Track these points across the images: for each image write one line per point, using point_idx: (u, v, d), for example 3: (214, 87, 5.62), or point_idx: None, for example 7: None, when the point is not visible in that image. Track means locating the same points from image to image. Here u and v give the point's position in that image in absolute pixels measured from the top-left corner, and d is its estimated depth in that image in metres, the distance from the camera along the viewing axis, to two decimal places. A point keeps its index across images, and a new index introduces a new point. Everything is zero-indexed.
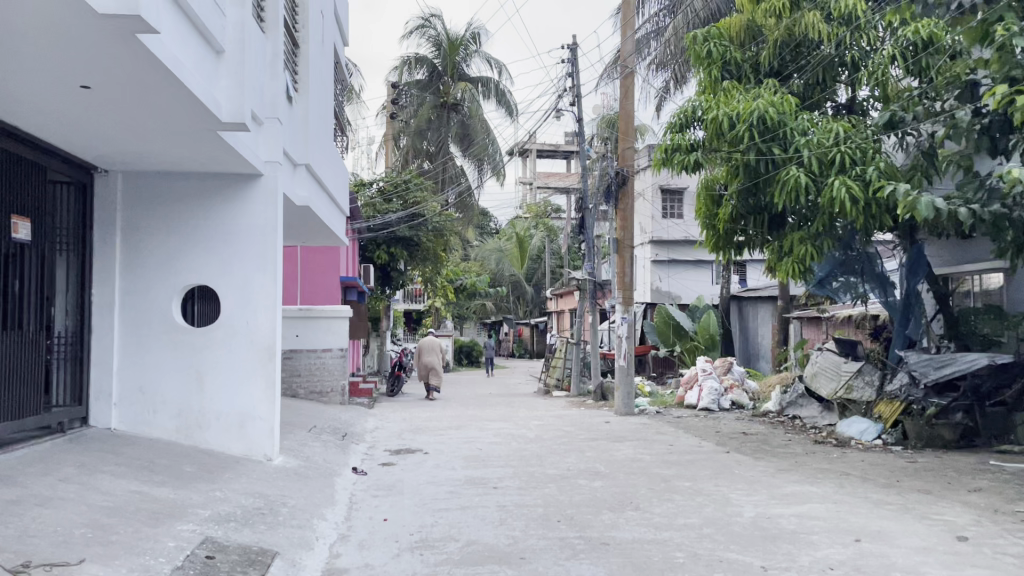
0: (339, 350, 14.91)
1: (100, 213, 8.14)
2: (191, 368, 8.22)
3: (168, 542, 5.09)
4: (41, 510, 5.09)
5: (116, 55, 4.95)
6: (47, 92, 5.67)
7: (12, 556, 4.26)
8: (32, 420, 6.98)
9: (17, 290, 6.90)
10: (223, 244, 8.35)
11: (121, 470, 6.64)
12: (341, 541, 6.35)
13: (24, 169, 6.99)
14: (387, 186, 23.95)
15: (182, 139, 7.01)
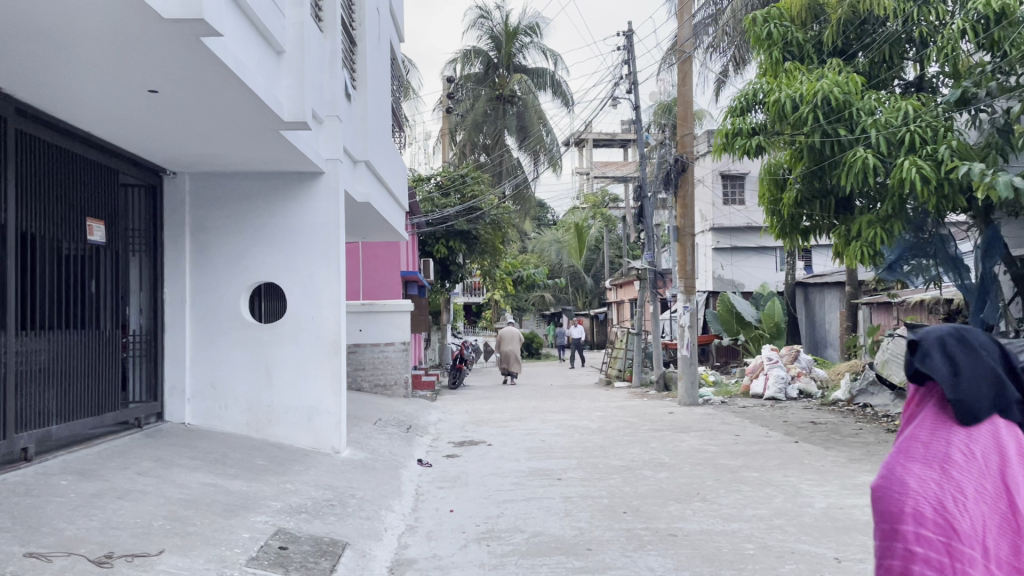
0: (401, 344, 15.07)
1: (170, 215, 8.39)
2: (259, 363, 8.42)
3: (242, 533, 5.21)
4: (122, 503, 5.28)
5: (183, 59, 5.08)
6: (118, 98, 5.86)
7: (96, 547, 4.43)
8: (111, 415, 7.25)
9: (93, 291, 7.16)
10: (287, 241, 8.52)
11: (196, 463, 6.85)
12: (409, 532, 6.42)
13: (98, 174, 7.25)
14: (444, 181, 24.11)
15: (247, 140, 7.16)
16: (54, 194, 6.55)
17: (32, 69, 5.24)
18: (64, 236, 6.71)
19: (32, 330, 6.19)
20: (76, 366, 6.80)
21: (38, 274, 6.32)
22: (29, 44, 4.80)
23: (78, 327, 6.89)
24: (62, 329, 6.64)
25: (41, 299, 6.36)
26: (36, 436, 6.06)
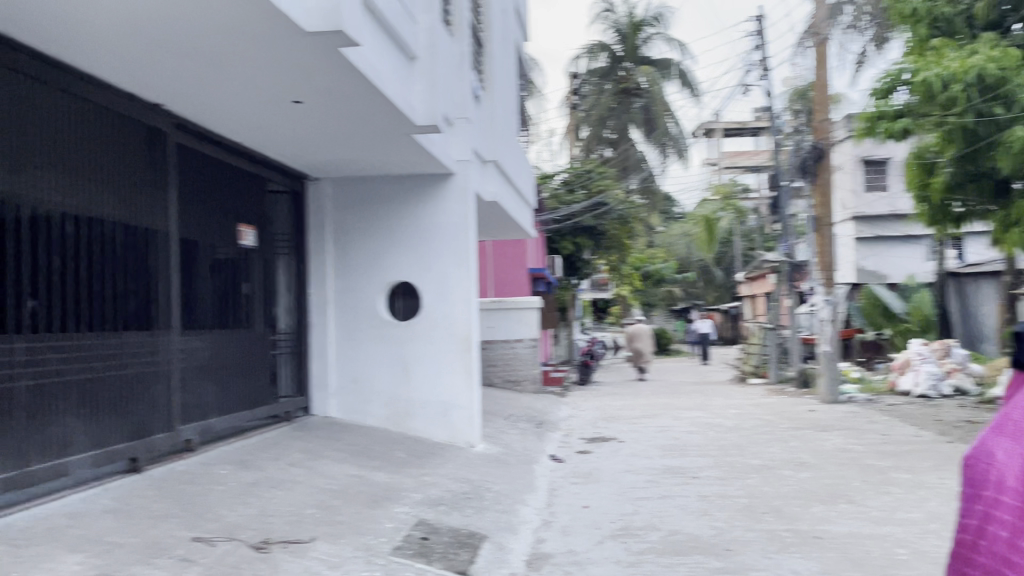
0: (531, 340, 15.21)
1: (313, 218, 8.81)
2: (397, 360, 8.72)
3: (386, 523, 5.43)
4: (276, 492, 5.61)
5: (322, 69, 5.32)
6: (265, 109, 6.21)
7: (255, 533, 4.72)
8: (263, 409, 7.71)
9: (245, 292, 7.62)
10: (421, 242, 8.78)
11: (341, 455, 7.18)
12: (544, 526, 6.48)
13: (248, 182, 7.72)
14: (570, 177, 24.22)
15: (382, 144, 7.43)
16: (210, 203, 7.01)
17: (190, 87, 5.63)
18: (220, 241, 7.19)
19: (193, 330, 6.65)
20: (233, 363, 7.26)
21: (197, 278, 6.78)
22: (188, 64, 5.15)
23: (233, 326, 7.35)
24: (219, 328, 7.10)
25: (201, 300, 6.83)
26: (199, 429, 6.51)
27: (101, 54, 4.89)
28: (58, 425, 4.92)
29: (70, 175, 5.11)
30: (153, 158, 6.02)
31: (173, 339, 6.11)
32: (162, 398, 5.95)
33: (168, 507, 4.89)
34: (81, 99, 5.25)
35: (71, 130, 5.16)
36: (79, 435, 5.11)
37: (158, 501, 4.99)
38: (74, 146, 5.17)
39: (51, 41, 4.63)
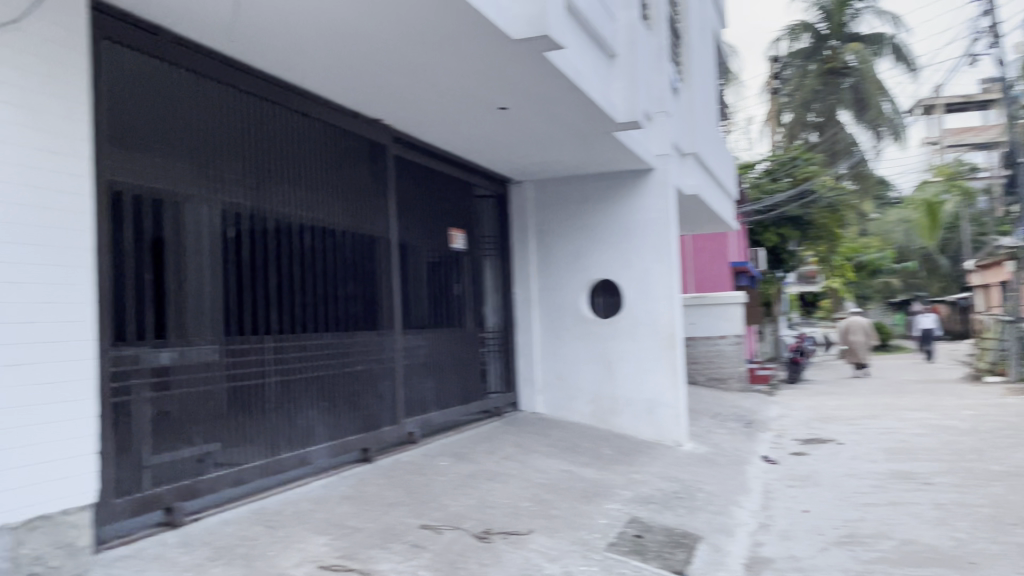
0: (735, 337, 14.74)
1: (516, 220, 9.09)
2: (601, 357, 8.77)
3: (600, 519, 5.48)
4: (493, 484, 5.84)
5: (528, 74, 5.45)
6: (474, 116, 6.46)
7: (477, 523, 4.93)
8: (476, 404, 8.05)
9: (457, 292, 7.99)
10: (621, 239, 8.77)
11: (552, 450, 7.33)
12: (761, 529, 6.25)
13: (457, 187, 8.09)
14: (773, 166, 23.26)
15: (584, 144, 7.49)
16: (424, 209, 7.41)
17: (405, 101, 5.98)
18: (434, 245, 7.59)
19: (412, 329, 7.05)
20: (447, 361, 7.63)
21: (414, 280, 7.18)
22: (405, 80, 5.47)
23: (446, 325, 7.73)
24: (434, 328, 7.48)
25: (417, 302, 7.21)
26: (419, 422, 6.89)
27: (329, 76, 5.31)
28: (301, 417, 5.39)
29: (305, 189, 5.60)
30: (374, 170, 6.46)
31: (395, 339, 6.51)
32: (386, 393, 6.37)
33: (397, 496, 5.23)
34: (313, 119, 5.73)
35: (306, 148, 5.64)
36: (319, 426, 5.57)
37: (388, 490, 5.35)
38: (308, 162, 5.66)
39: (289, 69, 5.09)
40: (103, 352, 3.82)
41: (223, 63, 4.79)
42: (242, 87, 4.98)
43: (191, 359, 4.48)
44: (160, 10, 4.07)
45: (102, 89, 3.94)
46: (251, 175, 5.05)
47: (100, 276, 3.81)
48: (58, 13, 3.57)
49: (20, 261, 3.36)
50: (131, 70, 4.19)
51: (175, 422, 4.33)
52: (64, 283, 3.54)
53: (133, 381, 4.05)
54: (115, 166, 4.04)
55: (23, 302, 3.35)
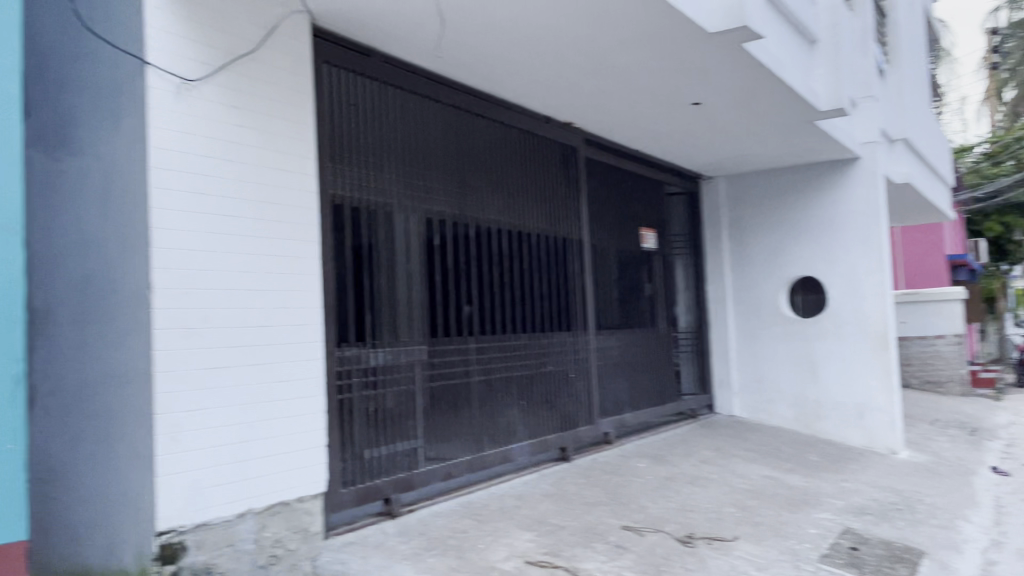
0: (955, 336, 13.51)
1: (708, 218, 8.92)
2: (804, 358, 8.34)
3: (810, 529, 5.21)
4: (693, 488, 5.72)
5: (724, 67, 5.29)
6: (667, 114, 6.38)
7: (679, 527, 4.85)
8: (671, 405, 7.97)
9: (649, 292, 7.92)
10: (824, 234, 8.26)
11: (752, 454, 7.07)
12: (995, 547, 5.68)
13: (647, 187, 8.04)
14: (996, 148, 21.07)
15: (782, 135, 7.16)
16: (616, 209, 7.39)
17: (598, 103, 6.00)
18: (627, 246, 7.57)
19: (607, 330, 7.04)
20: (641, 362, 7.57)
21: (607, 281, 7.17)
22: (598, 82, 5.49)
23: (639, 325, 7.67)
24: (628, 328, 7.44)
25: (610, 302, 7.18)
26: (615, 422, 6.88)
27: (524, 84, 5.44)
28: (504, 416, 5.54)
29: (503, 195, 5.77)
30: (566, 173, 6.55)
31: (589, 339, 6.55)
32: (583, 393, 6.42)
33: (597, 496, 5.26)
34: (510, 126, 5.89)
35: (503, 155, 5.82)
36: (520, 425, 5.71)
37: (587, 489, 5.40)
38: (505, 168, 5.83)
39: (487, 79, 5.29)
40: (329, 353, 4.14)
41: (426, 78, 5.03)
42: (444, 99, 5.21)
43: (405, 360, 4.72)
44: (371, 31, 4.33)
45: (324, 110, 4.26)
46: (452, 183, 5.27)
47: (325, 283, 4.14)
48: (287, 43, 3.92)
49: (260, 269, 3.71)
50: (348, 90, 4.49)
51: (391, 418, 4.59)
52: (296, 288, 3.88)
53: (353, 381, 4.33)
54: (335, 180, 4.35)
55: (263, 306, 3.71)
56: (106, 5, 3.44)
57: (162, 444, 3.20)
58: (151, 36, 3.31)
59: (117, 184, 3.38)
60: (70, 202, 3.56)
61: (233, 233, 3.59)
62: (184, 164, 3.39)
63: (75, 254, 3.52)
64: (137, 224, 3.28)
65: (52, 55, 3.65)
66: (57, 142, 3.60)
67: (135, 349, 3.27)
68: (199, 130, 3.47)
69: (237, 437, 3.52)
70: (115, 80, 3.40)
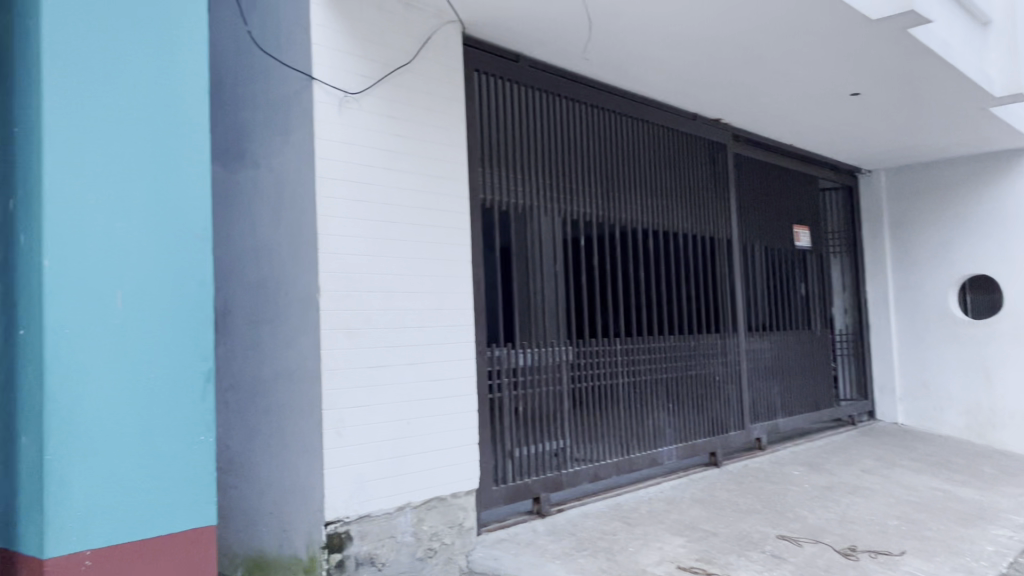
0: None
1: (867, 213, 8.46)
2: (977, 363, 7.75)
3: (987, 546, 4.79)
4: (854, 499, 5.44)
5: (887, 54, 5.00)
6: (822, 106, 6.10)
7: (839, 539, 4.61)
8: (828, 411, 7.60)
9: (804, 293, 7.58)
10: (999, 228, 7.65)
11: (919, 465, 6.63)
12: None
13: (801, 182, 7.71)
14: None
15: (951, 124, 6.69)
16: (768, 207, 7.15)
17: (748, 99, 5.83)
18: (779, 245, 7.29)
19: (759, 332, 6.80)
20: (796, 365, 7.27)
21: (758, 281, 6.93)
22: (748, 77, 5.34)
23: (793, 327, 7.36)
24: (781, 330, 7.16)
25: (762, 303, 6.93)
26: (768, 427, 6.65)
27: (671, 82, 5.37)
28: (654, 418, 5.48)
29: (649, 195, 5.71)
30: (714, 171, 6.40)
31: (740, 341, 6.37)
32: (733, 397, 6.25)
33: (751, 503, 5.10)
34: (656, 125, 5.84)
35: (649, 154, 5.76)
36: (669, 428, 5.62)
37: (740, 495, 5.25)
38: (652, 168, 5.77)
39: (633, 79, 5.26)
40: (480, 353, 4.25)
41: (571, 80, 5.06)
42: (590, 100, 5.22)
43: (554, 361, 4.74)
44: (518, 37, 4.41)
45: (474, 116, 4.37)
46: (598, 184, 5.27)
47: (476, 285, 4.24)
48: (440, 52, 4.06)
49: (416, 271, 3.86)
50: (498, 96, 4.59)
51: (541, 419, 4.64)
52: (449, 290, 4.01)
53: (502, 381, 4.41)
54: (485, 184, 4.44)
55: (419, 307, 3.85)
56: (277, 26, 3.68)
57: (328, 438, 3.38)
58: (316, 53, 3.51)
59: (287, 193, 3.60)
60: (246, 212, 3.84)
61: (392, 238, 3.75)
62: (346, 173, 3.58)
63: (251, 260, 3.79)
64: (306, 231, 3.49)
65: (230, 76, 3.96)
66: (235, 157, 3.91)
67: (304, 348, 3.48)
68: (361, 141, 3.65)
69: (396, 433, 3.67)
70: (285, 96, 3.63)
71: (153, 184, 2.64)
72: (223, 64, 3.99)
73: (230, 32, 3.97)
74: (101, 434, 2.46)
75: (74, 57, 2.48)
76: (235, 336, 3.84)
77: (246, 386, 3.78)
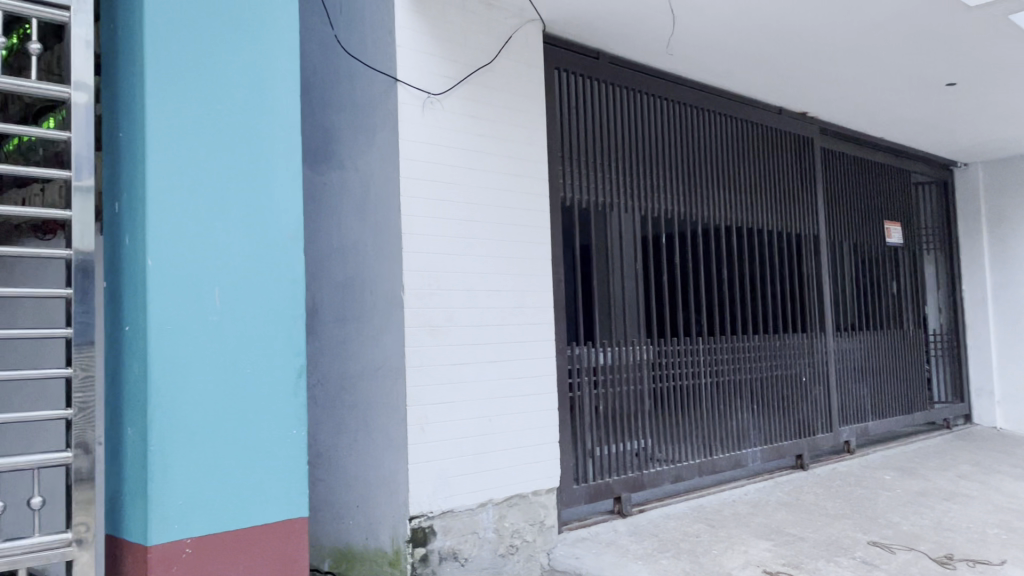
0: None
1: (963, 208, 8.11)
2: None
3: None
4: (950, 505, 5.20)
5: (986, 40, 4.76)
6: (916, 97, 5.87)
7: (935, 546, 4.37)
8: (921, 414, 7.31)
9: (895, 291, 7.31)
10: None
11: (1021, 471, 6.30)
12: None
13: (893, 176, 7.44)
14: None
15: None
16: (858, 202, 6.91)
17: (836, 90, 5.65)
18: (870, 241, 7.04)
19: (848, 331, 6.59)
20: (887, 366, 7.02)
21: (846, 278, 6.72)
22: (836, 69, 5.17)
23: (884, 327, 7.09)
24: (872, 330, 6.92)
25: (851, 302, 6.72)
26: (857, 430, 6.44)
27: (754, 75, 5.25)
28: (738, 419, 5.37)
29: (733, 191, 5.60)
30: (801, 165, 6.24)
31: (827, 341, 6.20)
32: (821, 398, 6.07)
33: (840, 507, 4.95)
34: (740, 119, 5.71)
35: (733, 149, 5.64)
36: (754, 430, 5.49)
37: (828, 499, 5.10)
38: (736, 164, 5.65)
39: (715, 73, 5.17)
40: (561, 351, 4.25)
41: (652, 76, 5.00)
42: (671, 96, 5.15)
43: (636, 360, 4.70)
44: (599, 34, 4.39)
45: (555, 114, 4.37)
46: (680, 181, 5.19)
47: (557, 283, 4.24)
48: (522, 51, 4.07)
49: (498, 270, 3.88)
50: (579, 94, 4.57)
51: (622, 418, 4.60)
52: (530, 288, 4.02)
53: (582, 380, 4.39)
54: (565, 182, 4.43)
55: (501, 306, 3.87)
56: (362, 29, 3.76)
57: (412, 434, 3.43)
58: (401, 55, 3.56)
59: (373, 193, 3.67)
60: (333, 212, 3.93)
61: (474, 237, 3.78)
62: (429, 172, 3.62)
63: (338, 259, 3.89)
64: (391, 230, 3.56)
65: (318, 79, 4.07)
66: (322, 158, 4.02)
67: (389, 345, 3.55)
68: (444, 141, 3.70)
69: (478, 430, 3.70)
70: (370, 98, 3.70)
71: (248, 181, 2.65)
72: (311, 68, 4.10)
73: (318, 37, 4.08)
74: (202, 429, 2.47)
75: (176, 56, 2.49)
76: (322, 334, 3.95)
77: (333, 382, 3.87)
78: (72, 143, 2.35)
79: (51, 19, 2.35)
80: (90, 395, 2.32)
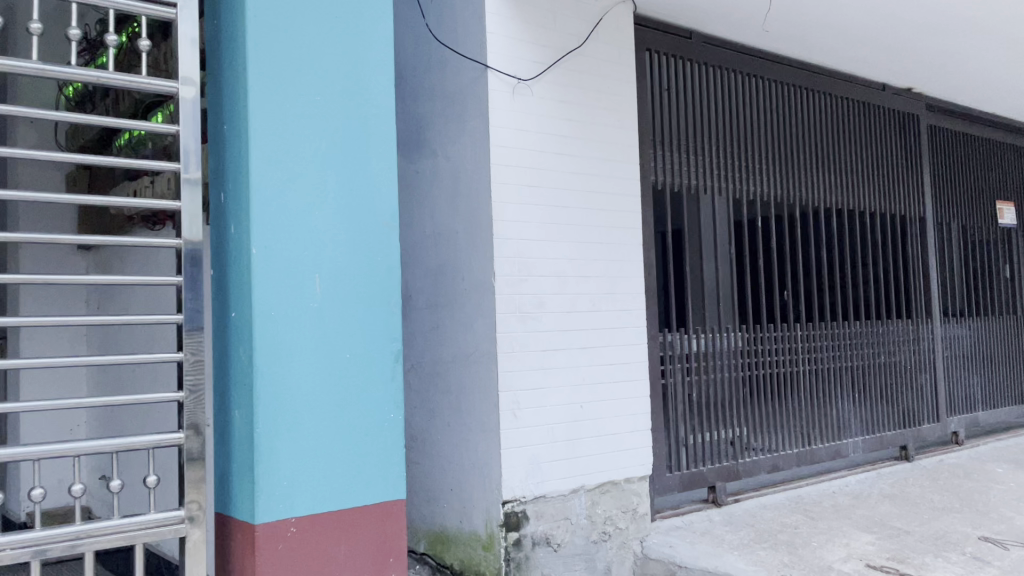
0: None
1: None
2: None
3: None
4: None
5: None
6: None
7: None
8: None
9: (1009, 274, 6.93)
10: None
11: None
12: None
13: (1007, 153, 7.04)
14: None
15: None
16: (968, 181, 6.56)
17: (943, 65, 5.38)
18: (981, 223, 6.67)
19: (956, 317, 6.27)
20: (1000, 354, 6.66)
21: (954, 262, 6.40)
22: (943, 41, 4.91)
23: (996, 313, 6.72)
24: (982, 315, 6.57)
25: (959, 286, 6.40)
26: (966, 421, 6.14)
27: (856, 50, 5.04)
28: (837, 409, 5.19)
29: (833, 172, 5.39)
30: (906, 143, 5.95)
31: (934, 328, 5.90)
32: (927, 387, 5.80)
33: (947, 501, 4.72)
34: (840, 97, 5.49)
35: (832, 128, 5.43)
36: (854, 420, 5.29)
37: (935, 492, 4.87)
38: (835, 142, 5.44)
39: (812, 49, 4.99)
40: (652, 338, 4.20)
41: (748, 55, 4.86)
42: (768, 73, 4.98)
43: (730, 347, 4.59)
44: (690, 13, 4.30)
45: (646, 96, 4.30)
46: (777, 163, 5.03)
47: (649, 268, 4.18)
48: (612, 34, 4.02)
49: (588, 255, 3.85)
50: (670, 75, 4.47)
51: (716, 407, 4.50)
52: (621, 274, 3.98)
53: (672, 368, 4.32)
54: (656, 165, 4.35)
55: (591, 291, 3.84)
56: (452, 17, 3.78)
57: (504, 420, 3.45)
58: (491, 41, 3.56)
59: (463, 181, 3.69)
60: (426, 200, 3.99)
61: (564, 222, 3.76)
62: (519, 158, 3.62)
63: (430, 246, 3.93)
64: (482, 217, 3.57)
65: (411, 70, 4.13)
66: (416, 147, 4.08)
67: (482, 331, 3.57)
68: (534, 126, 3.68)
69: (569, 416, 3.69)
70: (460, 85, 3.72)
71: (344, 170, 2.70)
72: (405, 58, 4.17)
73: (411, 27, 4.14)
74: (306, 413, 2.54)
75: (277, 49, 2.56)
76: (417, 320, 4.03)
77: (427, 367, 3.94)
78: (179, 136, 2.44)
79: (158, 16, 2.44)
80: (200, 379, 2.41)
